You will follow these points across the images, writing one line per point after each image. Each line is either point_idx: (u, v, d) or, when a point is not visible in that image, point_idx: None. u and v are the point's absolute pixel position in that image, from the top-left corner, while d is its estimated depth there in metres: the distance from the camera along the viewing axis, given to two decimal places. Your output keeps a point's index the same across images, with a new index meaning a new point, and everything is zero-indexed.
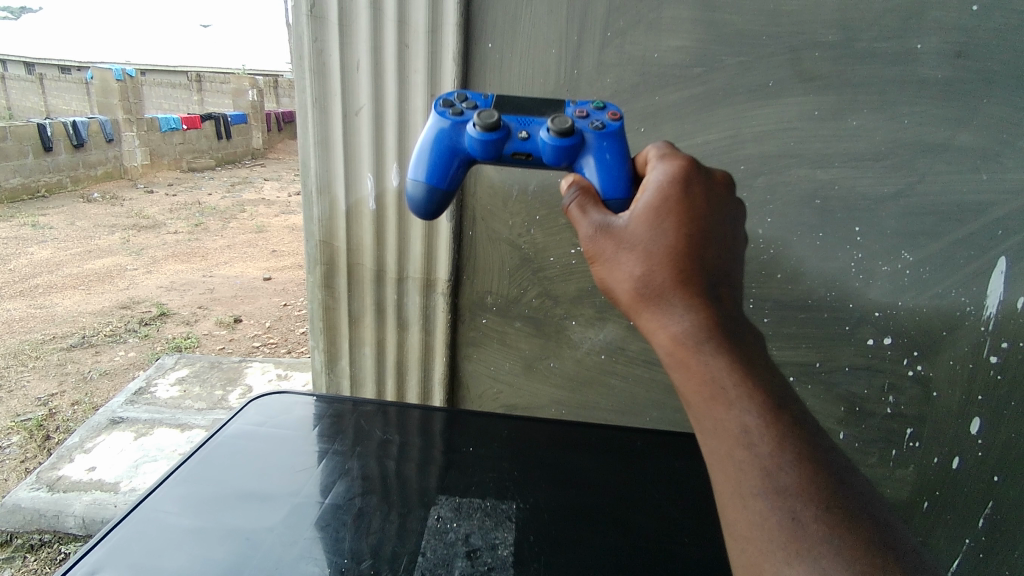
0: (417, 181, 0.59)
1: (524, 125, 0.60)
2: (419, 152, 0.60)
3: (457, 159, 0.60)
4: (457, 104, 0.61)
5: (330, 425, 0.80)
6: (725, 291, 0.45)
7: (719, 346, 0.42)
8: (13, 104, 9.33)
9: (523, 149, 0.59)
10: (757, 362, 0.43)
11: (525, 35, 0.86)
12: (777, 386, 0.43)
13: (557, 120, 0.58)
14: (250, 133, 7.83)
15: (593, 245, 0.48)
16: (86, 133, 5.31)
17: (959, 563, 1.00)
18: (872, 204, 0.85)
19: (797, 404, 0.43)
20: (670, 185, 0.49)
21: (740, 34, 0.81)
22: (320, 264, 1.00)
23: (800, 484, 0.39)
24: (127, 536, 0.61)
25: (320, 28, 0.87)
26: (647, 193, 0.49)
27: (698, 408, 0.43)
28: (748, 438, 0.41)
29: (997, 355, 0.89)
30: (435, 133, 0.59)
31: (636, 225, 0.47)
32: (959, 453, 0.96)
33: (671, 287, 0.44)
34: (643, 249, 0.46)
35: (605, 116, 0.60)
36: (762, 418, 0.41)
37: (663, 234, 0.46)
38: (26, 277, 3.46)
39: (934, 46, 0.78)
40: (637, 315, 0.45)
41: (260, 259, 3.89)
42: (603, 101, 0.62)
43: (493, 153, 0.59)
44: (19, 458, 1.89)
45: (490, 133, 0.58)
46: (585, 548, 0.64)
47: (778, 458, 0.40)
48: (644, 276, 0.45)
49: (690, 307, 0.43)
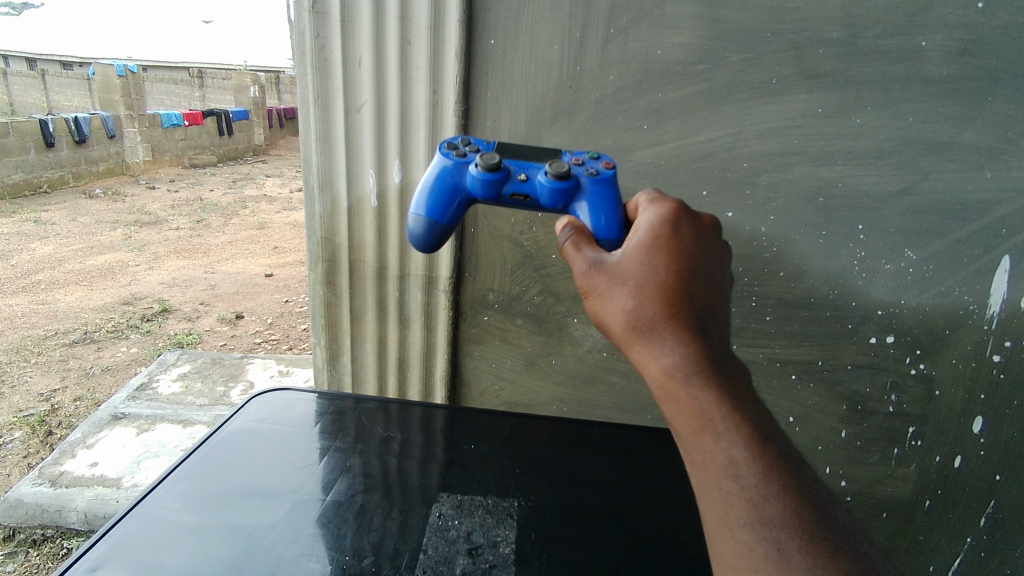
0: (416, 217, 0.60)
1: (523, 168, 0.60)
2: (421, 191, 0.61)
3: (457, 198, 0.60)
4: (461, 145, 0.62)
5: (332, 421, 0.80)
6: (713, 326, 0.46)
7: (708, 379, 0.43)
8: (15, 99, 9.36)
9: (521, 190, 0.60)
10: (745, 395, 0.43)
11: (527, 30, 0.86)
12: (763, 419, 0.43)
13: (553, 165, 0.59)
14: (251, 129, 7.81)
15: (586, 279, 0.49)
16: (88, 129, 5.31)
17: (960, 562, 0.99)
18: (875, 202, 0.85)
19: (781, 437, 0.43)
20: (661, 224, 0.50)
21: (743, 31, 0.81)
22: (321, 260, 1.00)
23: (785, 515, 0.40)
24: (129, 532, 0.61)
25: (322, 24, 0.87)
26: (639, 231, 0.50)
27: (687, 440, 0.43)
28: (735, 469, 0.41)
29: (1000, 354, 0.88)
30: (439, 171, 0.60)
31: (628, 260, 0.48)
32: (961, 452, 0.95)
33: (662, 321, 0.44)
34: (635, 283, 0.46)
35: (600, 164, 0.61)
36: (750, 451, 0.41)
37: (654, 269, 0.47)
38: (29, 272, 3.46)
39: (938, 44, 0.78)
40: (628, 347, 0.46)
41: (262, 256, 3.90)
42: (598, 152, 0.63)
43: (492, 192, 0.59)
44: (22, 454, 1.89)
45: (490, 173, 0.58)
46: (586, 547, 0.64)
47: (764, 490, 0.40)
48: (636, 310, 0.45)
49: (680, 341, 0.44)
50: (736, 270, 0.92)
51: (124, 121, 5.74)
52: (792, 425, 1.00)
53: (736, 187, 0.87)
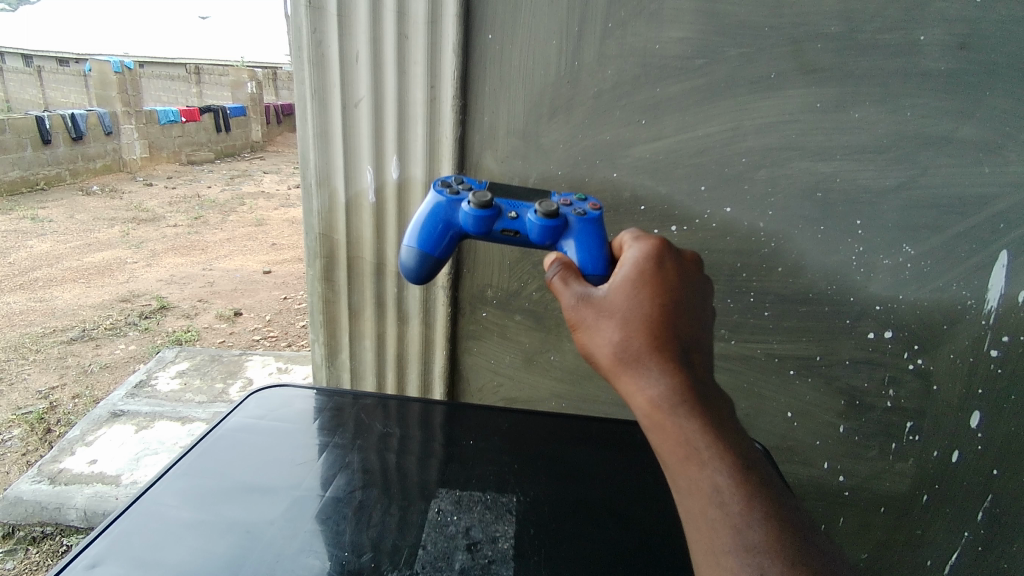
0: (411, 249, 0.64)
1: (514, 206, 0.65)
2: (415, 223, 0.65)
3: (450, 233, 0.64)
4: (454, 185, 0.66)
5: (330, 417, 0.80)
6: (695, 358, 0.50)
7: (692, 408, 0.47)
8: (11, 96, 9.32)
9: (511, 227, 0.64)
10: (727, 425, 0.47)
11: (525, 25, 0.86)
12: (744, 447, 0.47)
13: (543, 204, 0.63)
14: (248, 126, 7.78)
15: (575, 313, 0.53)
16: (85, 126, 5.28)
17: (958, 556, 1.00)
18: (874, 196, 0.85)
19: (763, 465, 0.47)
20: (645, 261, 0.54)
21: (742, 25, 0.81)
22: (319, 256, 1.00)
23: (768, 541, 0.43)
24: (128, 528, 0.61)
25: (318, 19, 0.86)
26: (624, 267, 0.54)
27: (674, 468, 0.47)
28: (719, 496, 0.45)
29: (998, 349, 0.89)
30: (432, 208, 0.64)
31: (615, 297, 0.52)
32: (958, 447, 0.96)
33: (647, 353, 0.49)
34: (621, 317, 0.50)
35: (587, 206, 0.66)
36: (732, 479, 0.45)
37: (639, 304, 0.51)
38: (25, 270, 3.45)
39: (937, 38, 0.77)
40: (616, 378, 0.50)
41: (260, 253, 3.89)
42: (585, 194, 0.68)
43: (484, 228, 0.63)
44: (20, 451, 1.89)
45: (483, 210, 0.62)
46: (584, 542, 0.65)
47: (747, 517, 0.44)
48: (622, 342, 0.49)
49: (665, 371, 0.48)
50: (735, 265, 0.92)
51: (120, 117, 5.71)
52: (791, 421, 1.00)
53: (734, 182, 0.87)
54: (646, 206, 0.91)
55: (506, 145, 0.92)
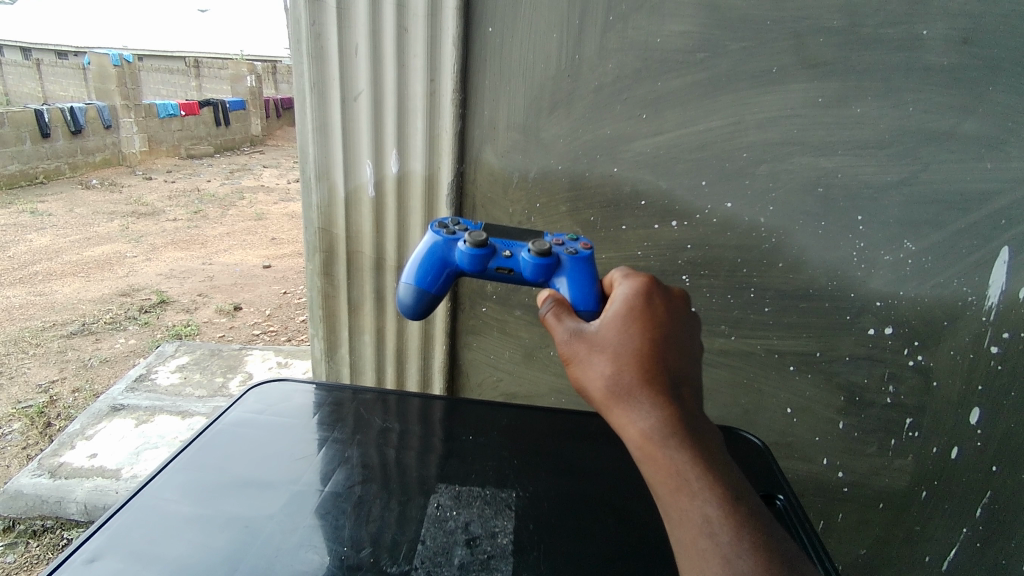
0: (408, 285, 0.64)
1: (508, 245, 0.65)
2: (412, 262, 0.65)
3: (446, 271, 0.65)
4: (450, 225, 0.67)
5: (330, 411, 0.81)
6: (685, 391, 0.51)
7: (682, 440, 0.48)
8: (9, 88, 9.30)
9: (506, 264, 0.64)
10: (716, 456, 0.48)
11: (526, 18, 0.85)
12: (733, 479, 0.48)
13: (536, 243, 0.63)
14: (248, 119, 7.77)
15: (568, 347, 0.53)
16: (84, 119, 5.27)
17: (956, 552, 1.00)
18: (875, 192, 0.84)
19: (751, 495, 0.48)
20: (635, 296, 0.55)
21: (744, 19, 0.80)
22: (319, 250, 1.00)
23: (757, 571, 0.44)
24: (127, 522, 0.61)
25: (318, 11, 0.86)
26: (615, 303, 0.55)
27: (666, 499, 0.47)
28: (709, 526, 0.45)
29: (998, 345, 0.88)
30: (429, 247, 0.65)
31: (606, 331, 0.52)
32: (958, 443, 0.95)
33: (638, 386, 0.49)
34: (613, 351, 0.51)
35: (579, 245, 0.65)
36: (721, 510, 0.46)
37: (630, 338, 0.51)
38: (25, 263, 3.45)
39: (940, 32, 0.77)
40: (609, 411, 0.50)
41: (259, 247, 3.89)
42: (578, 234, 0.67)
43: (479, 266, 0.63)
44: (21, 445, 1.89)
45: (479, 248, 0.63)
46: (583, 537, 0.65)
47: (736, 546, 0.44)
48: (614, 376, 0.50)
49: (655, 405, 0.48)
50: (735, 261, 0.92)
51: (119, 111, 5.70)
52: (790, 417, 1.00)
53: (735, 177, 0.87)
54: (646, 201, 0.91)
55: (507, 139, 0.92)
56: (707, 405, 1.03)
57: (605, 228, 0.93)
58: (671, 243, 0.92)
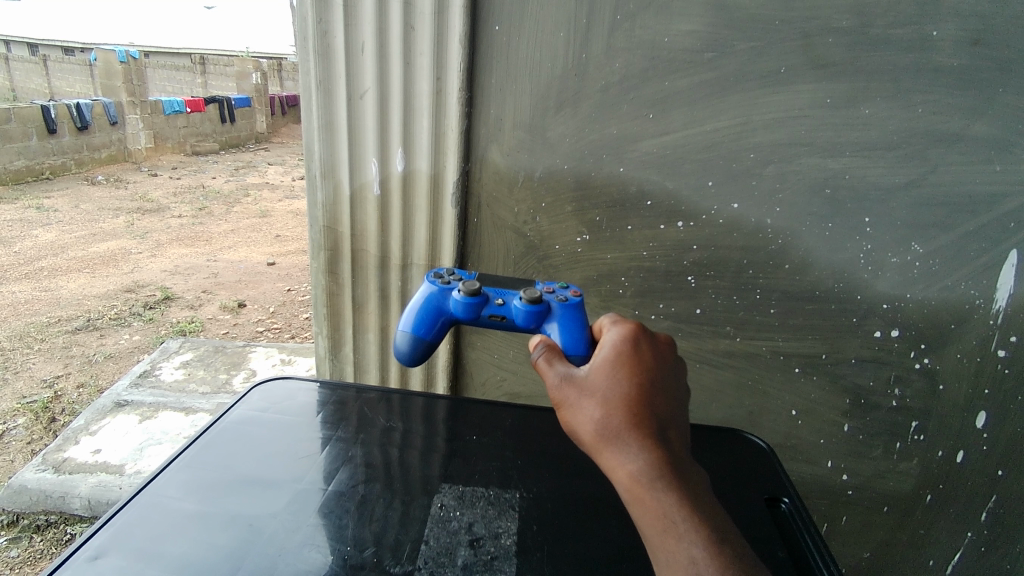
0: (405, 334, 0.64)
1: (500, 294, 0.65)
2: (409, 310, 0.65)
3: (441, 319, 0.65)
4: (446, 276, 0.68)
5: (333, 410, 0.80)
6: (671, 435, 0.51)
7: (669, 483, 0.48)
8: (16, 84, 9.34)
9: (498, 312, 0.64)
10: (702, 499, 0.48)
11: (533, 17, 0.85)
12: (718, 521, 0.48)
13: (528, 290, 0.64)
14: (253, 116, 7.79)
15: (558, 391, 0.53)
16: (89, 115, 5.29)
17: (961, 556, 0.99)
18: (884, 193, 0.83)
19: (738, 537, 0.47)
20: (623, 342, 0.56)
21: (752, 19, 0.80)
22: (323, 249, 1.00)
23: None
24: (130, 520, 0.61)
25: (324, 9, 0.86)
26: (604, 349, 0.55)
27: (654, 541, 0.47)
28: (696, 568, 0.45)
29: (1005, 349, 0.87)
30: (425, 297, 0.65)
31: (595, 376, 0.53)
32: (963, 447, 0.94)
33: (626, 429, 0.50)
34: (602, 395, 0.51)
35: (568, 292, 0.66)
36: (707, 551, 0.45)
37: (618, 383, 0.52)
38: (31, 259, 3.46)
39: (950, 33, 0.76)
40: (598, 454, 0.50)
41: (263, 244, 3.89)
42: (567, 282, 0.68)
43: (473, 314, 0.64)
44: (25, 439, 1.90)
45: (472, 297, 0.63)
46: (587, 539, 0.64)
47: None
48: (603, 419, 0.50)
49: (643, 447, 0.49)
50: (741, 262, 0.91)
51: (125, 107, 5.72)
52: (795, 419, 1.00)
53: (742, 178, 0.86)
54: (652, 201, 0.90)
55: (512, 138, 0.92)
56: (712, 406, 1.02)
57: (610, 227, 0.93)
58: (676, 243, 0.92)
